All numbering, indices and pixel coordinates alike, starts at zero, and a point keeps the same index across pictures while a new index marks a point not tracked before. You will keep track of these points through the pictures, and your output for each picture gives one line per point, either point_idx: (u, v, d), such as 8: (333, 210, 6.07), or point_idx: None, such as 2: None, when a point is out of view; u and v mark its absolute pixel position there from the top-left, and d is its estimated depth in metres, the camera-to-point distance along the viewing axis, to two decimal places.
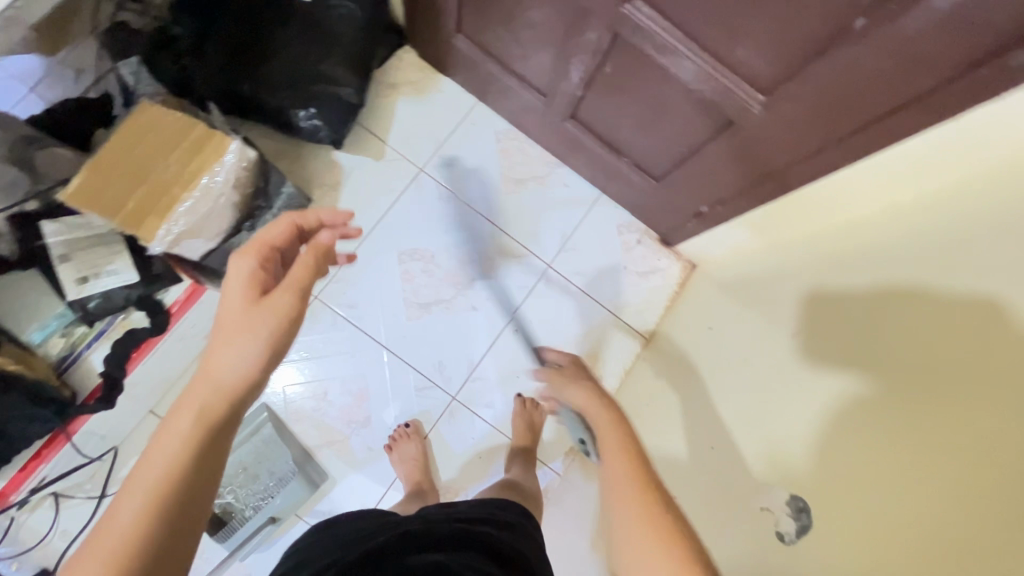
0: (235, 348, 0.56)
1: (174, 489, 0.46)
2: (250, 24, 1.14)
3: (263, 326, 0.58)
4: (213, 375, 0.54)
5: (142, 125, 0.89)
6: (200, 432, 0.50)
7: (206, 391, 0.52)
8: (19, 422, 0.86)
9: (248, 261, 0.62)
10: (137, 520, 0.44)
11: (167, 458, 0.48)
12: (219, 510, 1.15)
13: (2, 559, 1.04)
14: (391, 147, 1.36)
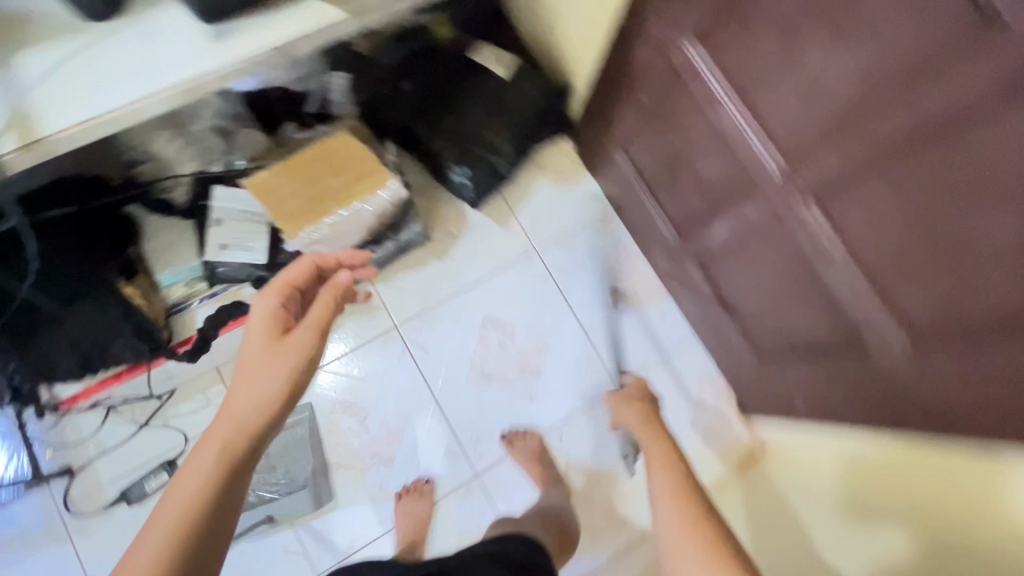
0: (250, 391, 0.58)
1: (195, 523, 0.50)
2: (446, 81, 1.26)
3: (279, 363, 0.61)
4: (233, 413, 0.57)
5: (332, 146, 1.00)
6: (219, 469, 0.53)
7: (226, 429, 0.56)
8: (120, 348, 0.94)
9: (272, 299, 0.67)
10: (158, 555, 0.48)
11: (190, 492, 0.51)
12: None
13: (42, 444, 1.15)
14: (517, 219, 1.41)
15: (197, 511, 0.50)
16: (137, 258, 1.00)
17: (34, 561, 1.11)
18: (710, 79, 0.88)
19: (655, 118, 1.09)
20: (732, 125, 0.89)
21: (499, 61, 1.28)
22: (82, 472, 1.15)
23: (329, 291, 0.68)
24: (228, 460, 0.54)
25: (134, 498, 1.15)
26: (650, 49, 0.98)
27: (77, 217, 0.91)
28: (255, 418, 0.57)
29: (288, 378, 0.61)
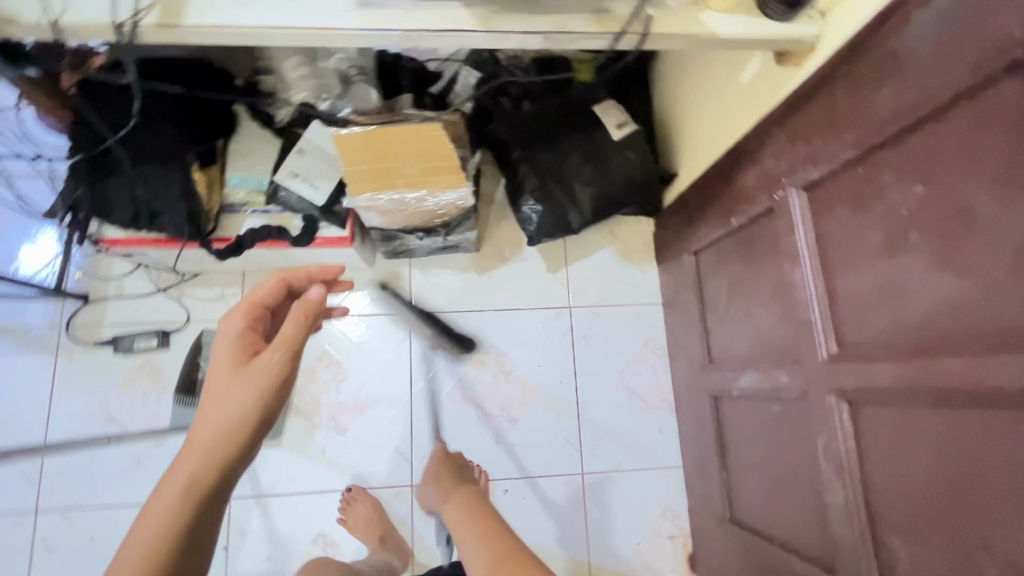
0: (212, 428, 0.61)
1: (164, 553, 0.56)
2: (563, 119, 1.28)
3: (246, 394, 0.62)
4: (203, 438, 0.60)
5: (425, 137, 0.96)
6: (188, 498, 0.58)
7: (191, 466, 0.59)
8: (167, 222, 0.99)
9: (238, 321, 0.68)
10: None
11: (168, 505, 0.57)
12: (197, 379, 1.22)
13: (78, 264, 1.29)
14: (566, 271, 1.41)
15: (173, 527, 0.57)
16: (223, 151, 1.08)
17: (26, 359, 1.25)
18: (801, 235, 0.83)
19: (734, 246, 1.05)
20: (800, 291, 0.84)
21: (618, 122, 1.28)
22: (97, 302, 1.28)
23: (295, 312, 0.66)
24: (188, 494, 0.58)
25: (121, 348, 1.26)
26: (758, 181, 0.95)
27: (195, 99, 1.01)
28: (213, 456, 0.60)
29: (252, 409, 0.62)
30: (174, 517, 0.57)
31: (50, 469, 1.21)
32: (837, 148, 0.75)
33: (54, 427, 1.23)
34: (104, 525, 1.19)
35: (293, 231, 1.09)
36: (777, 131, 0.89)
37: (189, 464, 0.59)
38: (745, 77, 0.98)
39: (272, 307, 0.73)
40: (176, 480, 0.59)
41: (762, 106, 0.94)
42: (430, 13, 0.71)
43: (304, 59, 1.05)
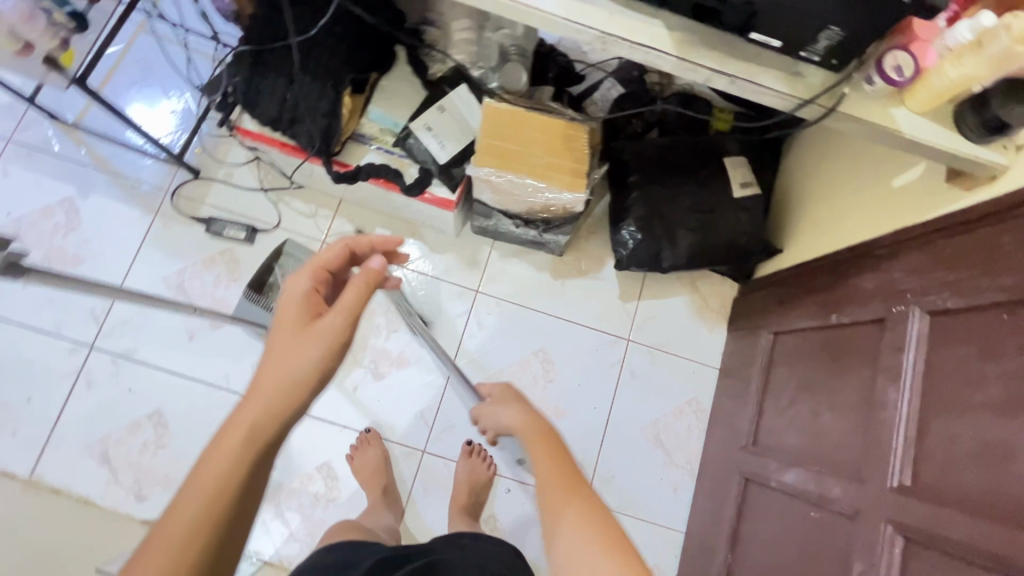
0: (270, 389, 0.59)
1: (227, 495, 0.52)
2: (692, 160, 1.27)
3: (309, 352, 0.62)
4: (276, 380, 0.60)
5: (566, 135, 1.04)
6: (254, 439, 0.56)
7: (256, 410, 0.57)
8: (302, 132, 1.03)
9: (305, 282, 0.68)
10: (189, 527, 0.50)
11: (237, 439, 0.55)
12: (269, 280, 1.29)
13: (201, 142, 1.36)
14: (636, 304, 1.40)
15: (240, 457, 0.54)
16: (372, 85, 1.11)
17: (128, 209, 1.33)
18: (908, 358, 0.80)
19: (825, 343, 1.02)
20: (890, 411, 0.80)
21: (743, 181, 1.26)
22: (204, 180, 1.35)
23: (359, 277, 0.66)
24: (248, 445, 0.55)
25: (212, 229, 1.32)
26: (877, 289, 0.91)
27: (367, 29, 1.06)
28: (270, 415, 0.58)
29: (314, 369, 0.62)
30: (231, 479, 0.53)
31: (115, 313, 1.28)
32: (985, 287, 0.71)
33: (132, 278, 1.31)
34: (144, 380, 1.26)
35: (407, 179, 1.12)
36: (921, 247, 0.85)
37: (244, 429, 0.56)
38: (896, 183, 0.95)
39: (335, 272, 0.72)
40: (234, 444, 0.55)
41: (908, 217, 0.90)
42: (632, 25, 0.72)
43: (473, 26, 1.11)
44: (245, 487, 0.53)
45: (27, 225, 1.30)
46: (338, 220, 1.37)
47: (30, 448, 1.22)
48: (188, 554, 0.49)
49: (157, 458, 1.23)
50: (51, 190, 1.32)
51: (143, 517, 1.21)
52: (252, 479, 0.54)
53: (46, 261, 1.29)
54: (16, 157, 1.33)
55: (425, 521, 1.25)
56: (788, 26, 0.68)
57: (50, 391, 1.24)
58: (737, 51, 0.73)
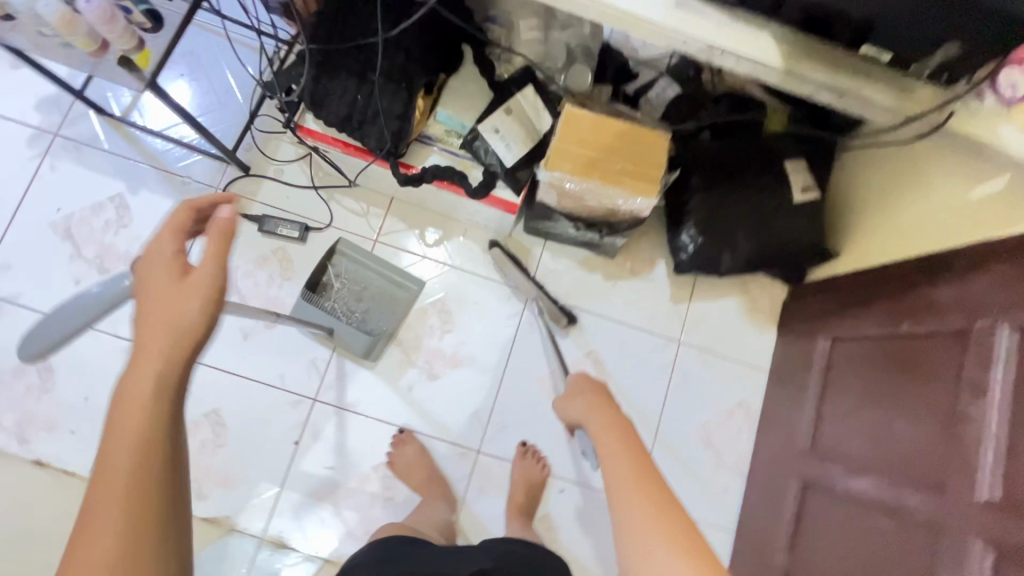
0: (145, 372, 0.54)
1: (154, 451, 0.52)
2: (752, 162, 1.26)
3: (187, 304, 0.57)
4: (170, 325, 0.56)
5: (643, 142, 1.02)
6: (159, 396, 0.53)
7: (153, 368, 0.54)
8: (371, 134, 1.02)
9: (167, 245, 0.59)
10: (127, 492, 0.50)
11: (142, 401, 0.52)
12: (324, 279, 1.29)
13: (252, 138, 1.34)
14: (687, 306, 1.40)
15: (150, 419, 0.52)
16: (440, 86, 1.09)
17: (179, 206, 1.32)
18: (996, 373, 0.81)
19: (894, 353, 1.02)
20: (977, 425, 0.81)
21: (804, 185, 1.25)
22: (255, 177, 1.34)
23: (215, 228, 0.58)
24: (156, 405, 0.53)
25: (264, 228, 1.30)
26: (958, 302, 0.92)
27: (440, 29, 1.04)
28: (162, 384, 0.54)
29: (205, 314, 0.57)
30: (140, 469, 0.51)
31: None
32: None
33: None
34: (199, 380, 1.26)
35: (472, 181, 1.11)
36: (1007, 261, 0.86)
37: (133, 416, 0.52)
38: (974, 194, 0.95)
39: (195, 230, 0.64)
40: (128, 437, 0.51)
41: (991, 230, 0.90)
42: (740, 37, 0.71)
43: (539, 24, 1.10)
44: (158, 468, 0.52)
45: (77, 222, 1.29)
46: (390, 219, 1.36)
47: (87, 446, 1.22)
48: (139, 506, 0.50)
49: (215, 457, 1.24)
50: (101, 185, 1.31)
51: (203, 515, 1.22)
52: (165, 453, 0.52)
53: (98, 259, 1.28)
54: (64, 152, 1.31)
55: (480, 521, 1.27)
56: (905, 41, 0.67)
57: (107, 390, 1.24)
58: (844, 63, 0.72)
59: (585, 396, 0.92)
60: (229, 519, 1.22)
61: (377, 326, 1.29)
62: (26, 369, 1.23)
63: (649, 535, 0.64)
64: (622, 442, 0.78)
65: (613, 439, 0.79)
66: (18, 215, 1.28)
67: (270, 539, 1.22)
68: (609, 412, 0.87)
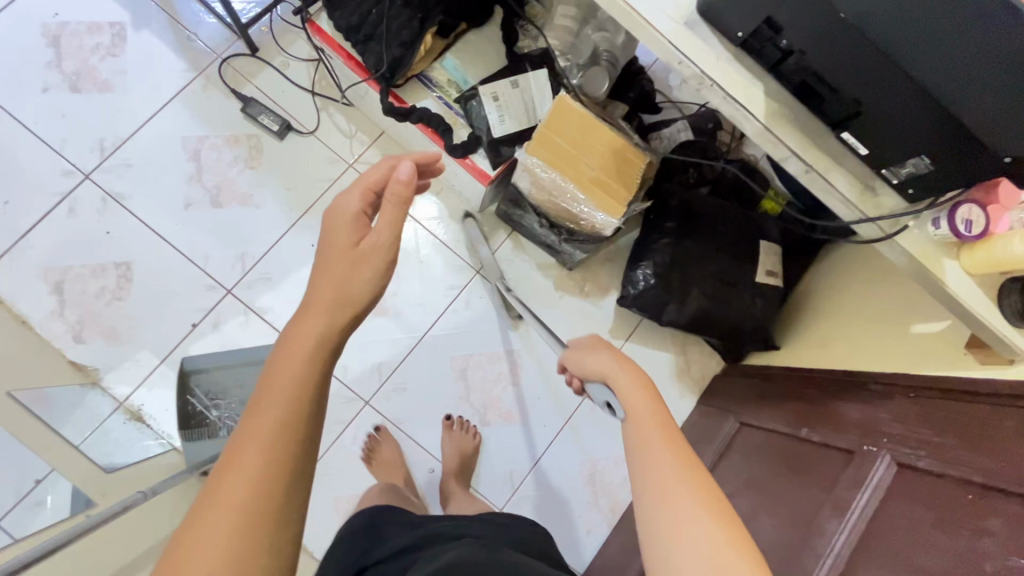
0: (303, 349, 0.51)
1: (304, 393, 0.49)
2: (729, 228, 1.25)
3: (364, 263, 0.56)
4: (362, 253, 0.56)
5: (626, 156, 1.00)
6: (331, 320, 0.53)
7: (319, 315, 0.53)
8: (372, 52, 1.00)
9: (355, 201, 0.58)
10: (261, 462, 0.46)
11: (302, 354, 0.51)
12: (198, 418, 1.20)
13: (272, 24, 1.32)
14: (622, 344, 1.39)
15: (310, 366, 0.50)
16: (458, 34, 1.08)
17: (174, 58, 1.29)
18: (860, 497, 0.80)
19: (787, 453, 1.01)
20: (824, 541, 0.80)
21: (769, 269, 1.25)
22: (259, 60, 1.31)
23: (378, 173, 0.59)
24: (319, 351, 0.51)
25: (248, 110, 1.28)
26: (859, 421, 0.91)
27: None
28: (320, 350, 0.51)
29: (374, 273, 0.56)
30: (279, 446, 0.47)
31: (122, 155, 1.25)
32: (967, 463, 0.69)
33: (151, 126, 1.26)
34: (125, 228, 1.22)
35: (455, 138, 1.10)
36: (916, 398, 0.85)
37: (277, 405, 0.48)
38: (914, 329, 0.92)
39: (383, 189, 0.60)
40: (263, 429, 0.47)
41: (912, 368, 0.88)
42: (731, 77, 0.70)
43: (576, 16, 1.09)
44: (293, 449, 0.47)
45: (69, 34, 1.26)
46: (372, 151, 1.34)
47: None
48: (263, 469, 0.46)
49: (109, 308, 1.20)
50: (107, 9, 1.28)
51: (73, 359, 1.18)
52: (307, 427, 0.48)
53: (74, 76, 1.25)
54: None
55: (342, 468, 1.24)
56: (884, 139, 0.66)
57: (29, 200, 1.20)
58: (824, 144, 0.71)
59: (611, 350, 0.70)
60: (95, 372, 1.18)
61: None
62: None
63: (674, 486, 0.51)
64: (653, 406, 0.60)
65: (641, 398, 0.61)
66: (13, 4, 1.25)
67: (129, 409, 1.19)
68: (633, 368, 0.66)
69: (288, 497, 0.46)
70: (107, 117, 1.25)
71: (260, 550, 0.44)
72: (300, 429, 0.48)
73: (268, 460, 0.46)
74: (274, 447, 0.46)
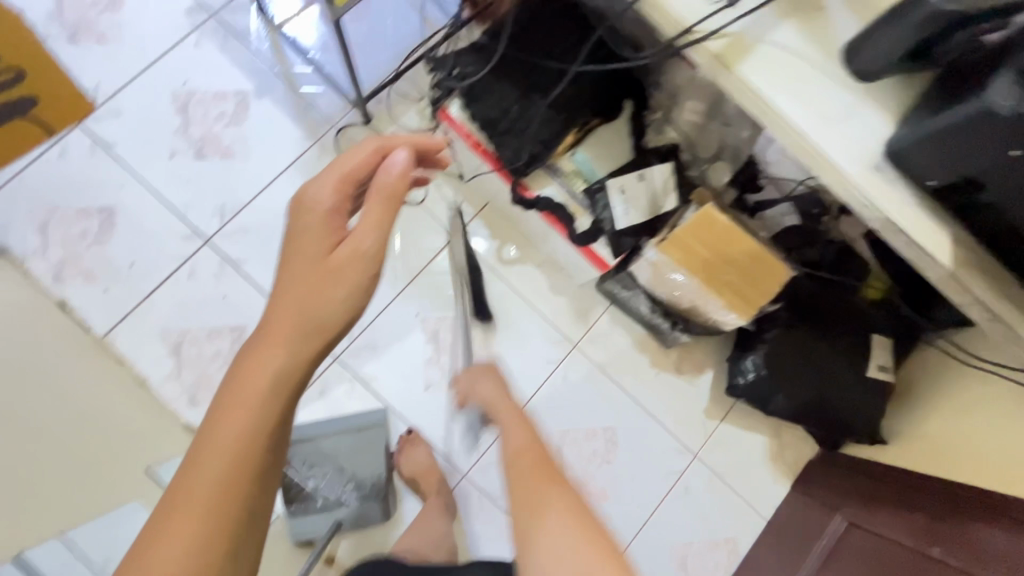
0: (259, 381, 0.57)
1: (263, 426, 0.56)
2: (841, 319, 1.22)
3: (334, 293, 0.59)
4: (325, 288, 0.59)
5: (761, 261, 0.99)
6: (301, 350, 0.58)
7: (285, 333, 0.58)
8: (509, 146, 1.02)
9: (328, 194, 0.62)
10: (214, 491, 0.53)
11: (258, 385, 0.56)
12: (300, 489, 1.19)
13: (387, 94, 1.34)
14: (718, 425, 1.37)
15: (267, 402, 0.56)
16: (588, 127, 1.07)
17: (292, 126, 1.33)
18: None
19: (912, 568, 1.00)
20: None
21: (881, 363, 1.22)
22: (373, 130, 1.34)
23: (340, 162, 0.63)
24: (280, 386, 0.57)
25: None
26: (1002, 554, 0.89)
27: (611, 79, 1.04)
28: (279, 383, 0.57)
29: (348, 308, 0.59)
30: (236, 471, 0.54)
31: (240, 220, 1.28)
32: None
33: (268, 192, 1.30)
34: (240, 292, 1.26)
35: (575, 225, 1.09)
36: None
37: (230, 437, 0.54)
38: None
39: (361, 177, 0.64)
40: (212, 464, 0.54)
41: None
42: (916, 223, 0.70)
43: (703, 111, 1.09)
44: (243, 482, 0.54)
45: (196, 102, 1.31)
46: (477, 222, 1.35)
47: (114, 310, 1.22)
48: (225, 498, 0.54)
49: (223, 371, 1.23)
50: (232, 78, 1.33)
51: (187, 422, 1.21)
52: (262, 456, 0.55)
53: (199, 142, 1.30)
54: (213, 34, 1.34)
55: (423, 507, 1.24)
56: None
57: (153, 262, 1.25)
58: (1010, 293, 0.70)
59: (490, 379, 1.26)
60: None
61: (374, 474, 1.23)
62: (92, 214, 1.24)
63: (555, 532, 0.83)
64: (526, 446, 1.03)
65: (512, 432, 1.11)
66: (145, 72, 1.30)
67: None
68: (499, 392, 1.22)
69: (241, 518, 0.54)
70: (228, 184, 1.29)
71: (216, 566, 0.52)
72: (255, 459, 0.55)
73: (223, 488, 0.54)
74: (231, 471, 0.54)
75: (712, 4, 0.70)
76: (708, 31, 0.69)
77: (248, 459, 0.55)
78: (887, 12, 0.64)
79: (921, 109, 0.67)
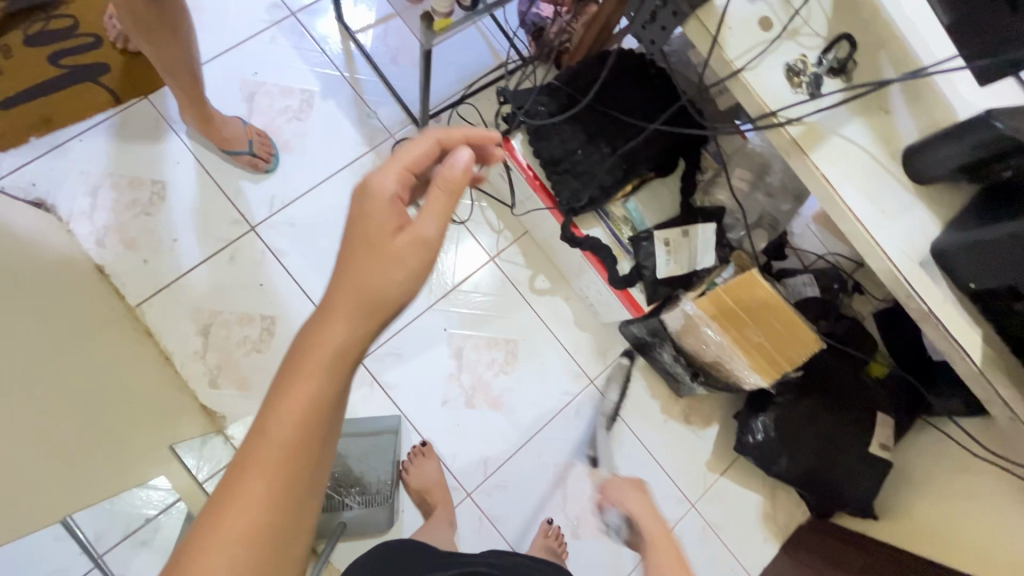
0: (321, 354, 0.55)
1: (326, 397, 0.55)
2: (851, 393, 1.28)
3: (396, 272, 0.58)
4: (389, 268, 0.58)
5: (789, 328, 1.06)
6: (361, 325, 0.57)
7: (348, 307, 0.57)
8: (568, 185, 1.08)
9: (391, 179, 0.60)
10: (281, 456, 0.52)
11: (323, 356, 0.55)
12: None
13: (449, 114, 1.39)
14: (717, 478, 1.41)
15: (331, 370, 0.55)
16: (643, 179, 1.14)
17: (353, 130, 1.37)
18: None
19: None
20: None
21: (882, 441, 1.26)
22: None
23: (403, 149, 0.62)
24: (343, 358, 0.55)
25: None
26: None
27: (672, 137, 1.10)
28: (338, 357, 0.55)
29: (409, 287, 0.58)
30: (299, 437, 0.53)
31: (288, 212, 1.31)
32: None
33: (319, 190, 1.33)
34: (278, 283, 1.28)
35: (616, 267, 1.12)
36: None
37: (293, 405, 0.53)
38: None
39: (421, 166, 0.64)
40: (279, 429, 0.52)
41: None
42: (954, 318, 0.76)
43: (751, 180, 1.17)
44: (304, 452, 0.53)
45: (263, 93, 1.35)
46: (515, 249, 1.40)
47: (151, 280, 1.23)
48: (288, 466, 0.52)
49: (248, 358, 1.25)
50: (302, 77, 1.37)
51: (205, 403, 1.22)
52: (323, 426, 0.54)
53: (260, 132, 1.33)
54: (290, 32, 1.39)
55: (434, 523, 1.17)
56: None
57: (196, 241, 1.27)
58: None
59: None
60: (223, 421, 1.22)
61: (380, 480, 1.24)
62: (145, 185, 1.27)
63: None
64: None
65: None
66: (219, 56, 1.34)
67: None
68: None
69: (304, 485, 0.54)
70: (282, 176, 1.32)
71: (279, 529, 0.52)
72: (316, 430, 0.54)
73: (292, 448, 0.53)
74: (296, 438, 0.53)
75: (795, 95, 0.77)
76: (788, 117, 0.76)
77: (309, 428, 0.53)
78: (952, 127, 0.71)
79: (968, 216, 0.74)
